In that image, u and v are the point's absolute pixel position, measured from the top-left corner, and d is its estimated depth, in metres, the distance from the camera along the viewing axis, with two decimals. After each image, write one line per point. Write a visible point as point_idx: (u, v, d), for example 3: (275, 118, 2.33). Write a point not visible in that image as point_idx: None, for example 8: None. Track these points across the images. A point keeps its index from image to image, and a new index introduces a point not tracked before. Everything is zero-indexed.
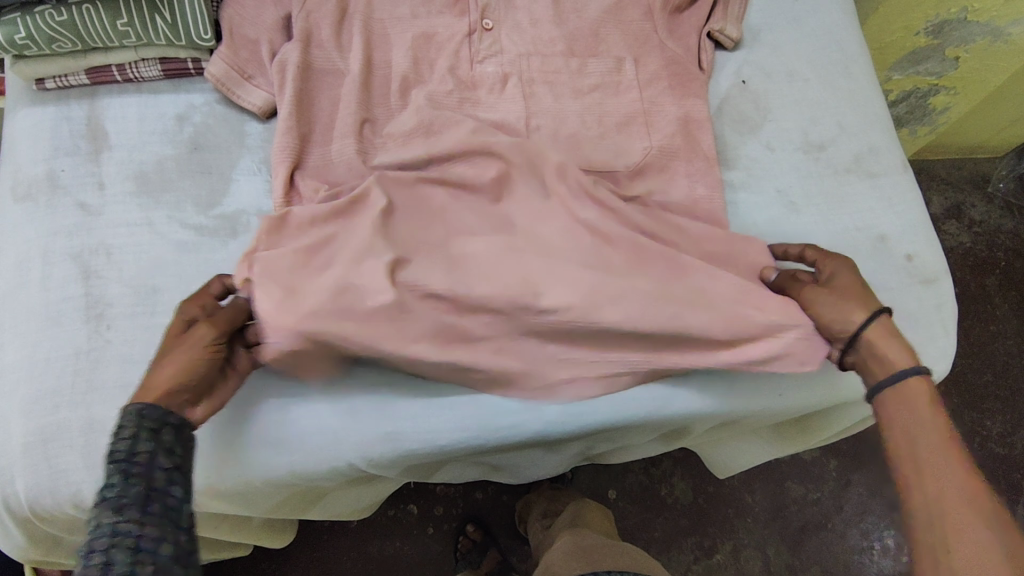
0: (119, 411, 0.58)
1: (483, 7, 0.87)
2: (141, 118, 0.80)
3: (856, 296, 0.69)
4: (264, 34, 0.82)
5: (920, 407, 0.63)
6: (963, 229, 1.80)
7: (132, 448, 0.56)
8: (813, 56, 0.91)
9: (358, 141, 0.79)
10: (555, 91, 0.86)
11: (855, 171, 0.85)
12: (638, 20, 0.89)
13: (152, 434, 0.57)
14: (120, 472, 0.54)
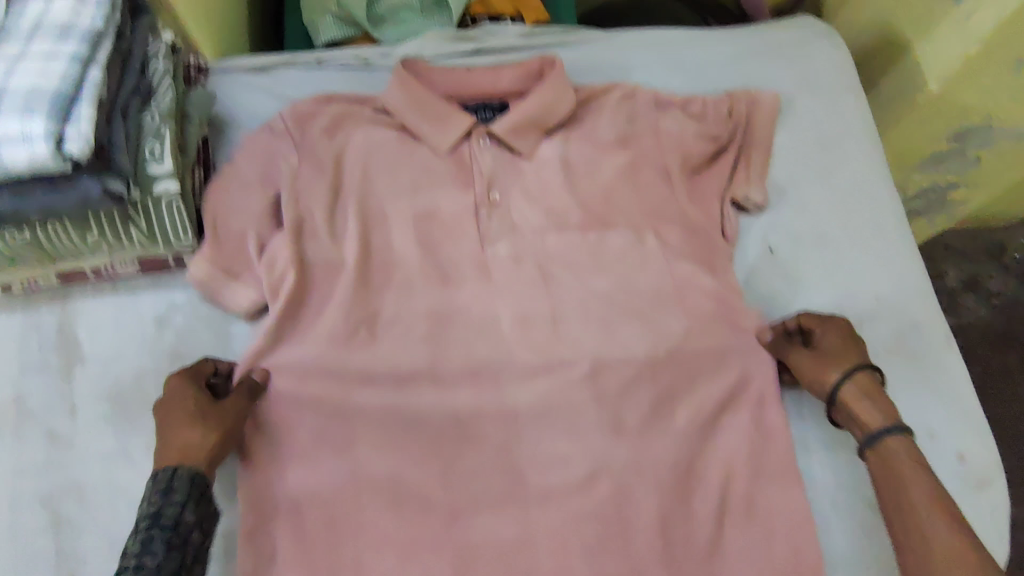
0: (164, 472, 0.60)
1: (489, 176, 0.81)
2: (118, 324, 0.74)
3: (840, 356, 0.70)
4: (251, 227, 0.76)
5: (904, 459, 0.62)
6: (980, 303, 1.72)
7: (178, 513, 0.58)
8: (846, 219, 0.85)
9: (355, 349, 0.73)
10: (568, 270, 0.79)
11: (899, 355, 0.78)
12: (656, 182, 0.82)
13: (191, 505, 0.59)
14: (162, 542, 0.56)
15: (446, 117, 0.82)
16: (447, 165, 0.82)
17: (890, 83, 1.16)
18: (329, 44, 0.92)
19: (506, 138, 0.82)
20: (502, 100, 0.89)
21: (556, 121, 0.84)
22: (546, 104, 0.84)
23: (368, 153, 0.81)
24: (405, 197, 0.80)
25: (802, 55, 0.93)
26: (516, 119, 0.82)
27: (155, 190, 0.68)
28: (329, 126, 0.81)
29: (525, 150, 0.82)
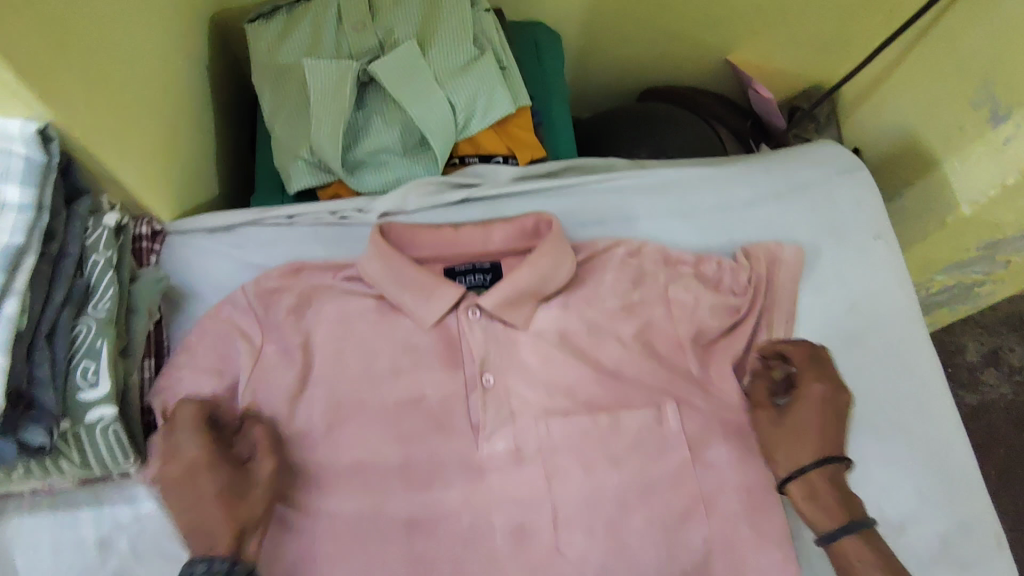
0: (197, 564, 0.57)
1: (482, 358, 0.70)
2: (56, 549, 0.65)
3: (808, 435, 0.69)
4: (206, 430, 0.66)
5: (870, 567, 0.64)
6: (1003, 379, 1.60)
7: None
8: (881, 393, 0.76)
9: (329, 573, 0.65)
10: (569, 463, 0.69)
11: (945, 561, 0.71)
12: (669, 361, 0.74)
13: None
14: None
15: (426, 292, 0.72)
16: (433, 343, 0.72)
17: (914, 195, 1.07)
18: (302, 191, 0.83)
19: (499, 313, 0.72)
20: (494, 259, 0.79)
21: (556, 288, 0.74)
22: (542, 274, 0.73)
23: (341, 328, 0.72)
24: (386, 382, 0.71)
25: (827, 197, 0.84)
26: (509, 291, 0.72)
27: (87, 419, 0.59)
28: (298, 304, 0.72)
29: (518, 322, 0.72)
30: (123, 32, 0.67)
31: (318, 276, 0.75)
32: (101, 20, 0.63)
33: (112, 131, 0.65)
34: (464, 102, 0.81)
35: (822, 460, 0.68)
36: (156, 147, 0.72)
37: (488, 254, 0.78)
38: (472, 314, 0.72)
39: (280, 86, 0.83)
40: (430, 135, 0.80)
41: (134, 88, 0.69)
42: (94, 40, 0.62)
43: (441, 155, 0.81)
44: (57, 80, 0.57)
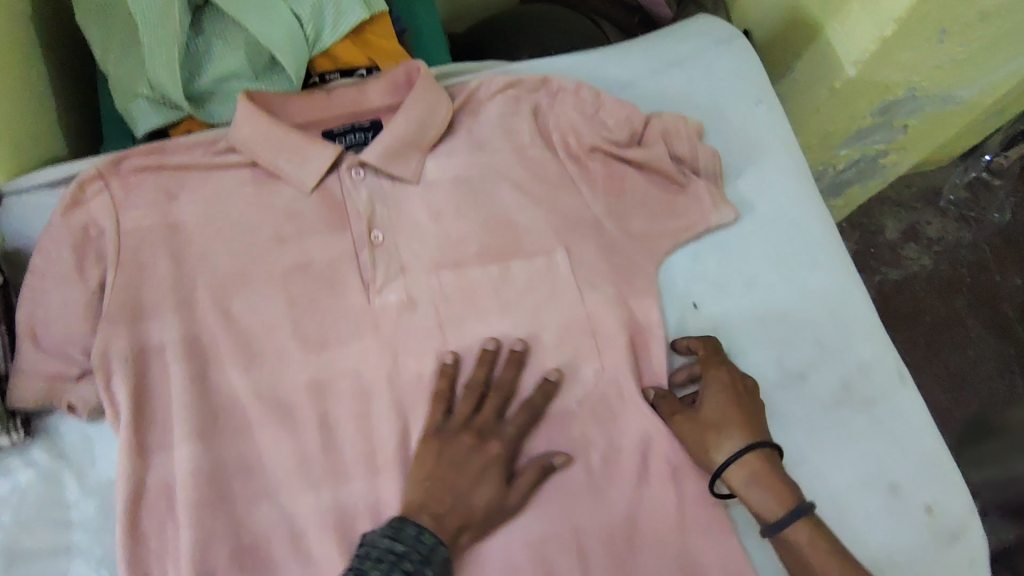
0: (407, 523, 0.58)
1: (368, 215, 0.71)
2: None
3: (727, 426, 0.64)
4: (71, 358, 0.63)
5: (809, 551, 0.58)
6: (922, 251, 1.63)
7: (417, 568, 0.55)
8: (773, 253, 0.75)
9: (232, 485, 0.64)
10: (466, 340, 0.70)
11: (849, 403, 0.70)
12: (555, 209, 0.74)
13: (428, 561, 0.56)
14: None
15: (309, 143, 0.72)
16: (317, 205, 0.72)
17: (805, 67, 1.07)
18: (151, 132, 0.77)
19: (381, 166, 0.72)
20: (374, 117, 0.78)
21: (436, 135, 0.75)
22: (419, 121, 0.74)
23: (214, 211, 0.71)
24: (281, 311, 0.69)
25: (701, 67, 0.83)
26: (390, 142, 0.73)
27: None
28: (168, 194, 0.70)
29: (408, 175, 0.73)
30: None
31: (177, 214, 0.70)
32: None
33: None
34: (309, 11, 0.75)
35: (750, 443, 0.62)
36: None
37: (369, 111, 0.77)
38: (357, 174, 0.73)
39: (107, 19, 0.76)
40: (278, 53, 0.74)
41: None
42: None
43: (296, 74, 0.75)
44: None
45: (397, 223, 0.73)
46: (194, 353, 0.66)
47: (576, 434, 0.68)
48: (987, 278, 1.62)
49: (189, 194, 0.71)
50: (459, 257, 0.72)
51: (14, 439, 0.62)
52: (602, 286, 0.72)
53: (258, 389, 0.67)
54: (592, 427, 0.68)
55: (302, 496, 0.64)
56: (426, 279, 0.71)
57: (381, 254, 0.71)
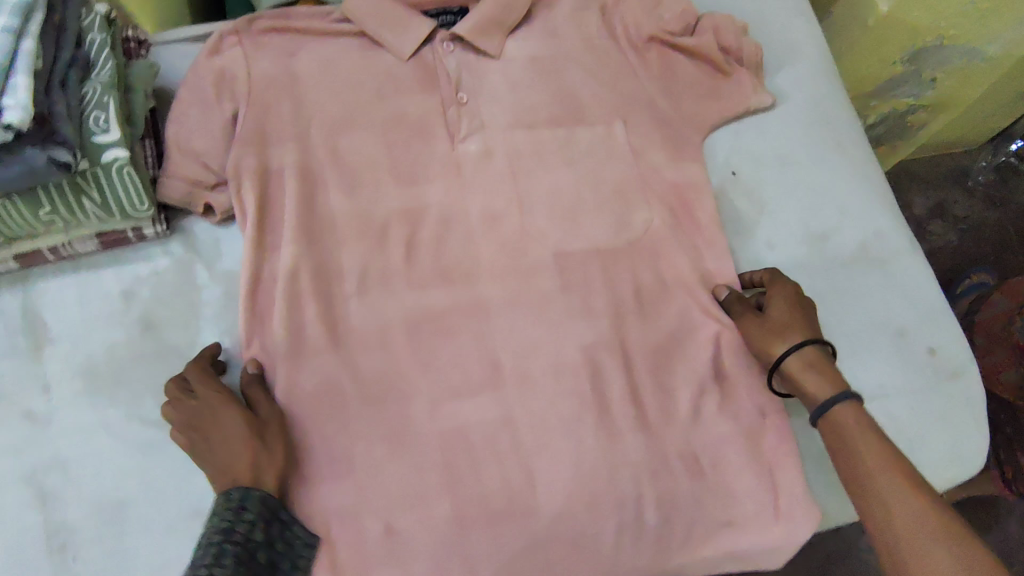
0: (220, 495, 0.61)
1: (456, 80, 0.83)
2: (82, 301, 0.73)
3: (791, 325, 0.69)
4: (207, 170, 0.76)
5: (852, 426, 0.62)
6: (948, 228, 1.68)
7: (243, 524, 0.60)
8: (807, 134, 0.86)
9: (333, 286, 0.75)
10: (535, 188, 0.81)
11: (864, 261, 0.80)
12: (616, 87, 0.85)
13: (255, 513, 0.61)
14: (233, 555, 0.57)
15: (408, 20, 0.84)
16: (412, 71, 0.84)
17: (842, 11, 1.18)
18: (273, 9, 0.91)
19: (469, 40, 0.84)
20: (462, 6, 0.90)
21: (517, 19, 0.86)
22: (503, 5, 0.85)
23: (327, 68, 0.83)
24: (378, 151, 0.81)
25: None
26: (478, 20, 0.84)
27: (104, 159, 0.66)
28: (288, 52, 0.82)
29: (492, 49, 0.84)
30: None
31: (296, 66, 0.82)
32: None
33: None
34: None
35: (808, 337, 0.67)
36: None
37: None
38: (447, 47, 0.84)
39: None
40: None
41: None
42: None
43: None
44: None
45: (480, 89, 0.84)
46: (306, 179, 0.78)
47: (627, 269, 0.78)
48: (1012, 258, 1.63)
49: (307, 53, 0.83)
50: (531, 121, 0.83)
51: (157, 231, 0.74)
52: (655, 153, 0.83)
53: (356, 212, 0.78)
54: (641, 265, 0.78)
55: (390, 300, 0.75)
56: (502, 135, 0.82)
57: (465, 111, 0.82)
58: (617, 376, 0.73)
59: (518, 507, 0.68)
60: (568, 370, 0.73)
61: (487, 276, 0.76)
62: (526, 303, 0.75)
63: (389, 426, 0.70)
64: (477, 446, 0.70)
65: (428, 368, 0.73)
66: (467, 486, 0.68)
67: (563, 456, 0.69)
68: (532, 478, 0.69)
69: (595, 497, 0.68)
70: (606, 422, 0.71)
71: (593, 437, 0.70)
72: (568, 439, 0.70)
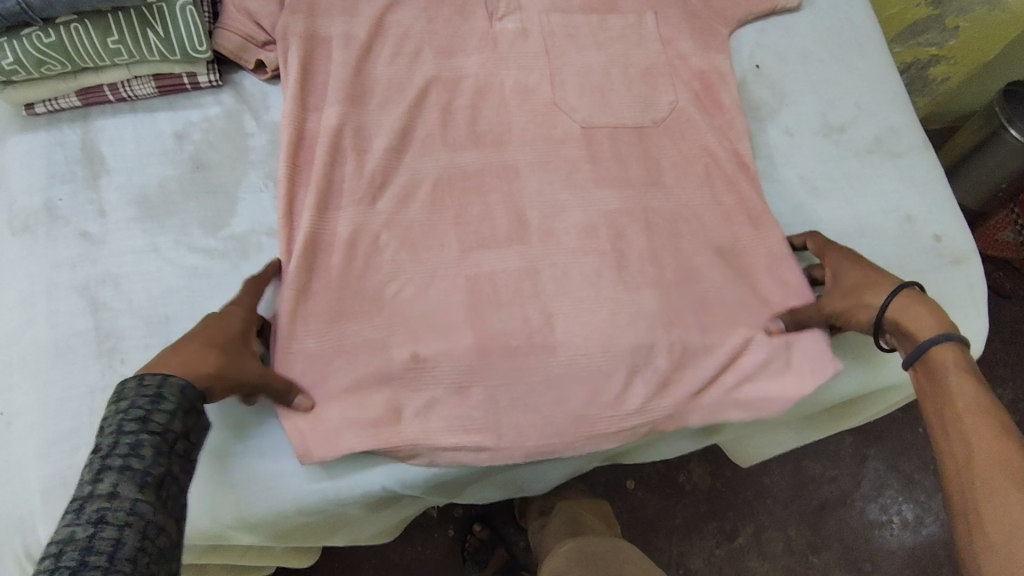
0: (154, 378, 0.56)
1: None
2: (139, 138, 0.77)
3: (874, 277, 0.68)
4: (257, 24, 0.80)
5: (947, 366, 0.60)
6: None
7: (168, 421, 0.55)
8: (830, 36, 0.89)
9: (369, 141, 0.78)
10: (568, 66, 0.84)
11: (877, 153, 0.83)
12: None
13: (188, 411, 0.57)
14: (150, 447, 0.54)
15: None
16: None
17: None
18: None
19: None
20: None
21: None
22: None
23: None
24: (421, 22, 0.84)
25: None
26: None
27: None
28: None
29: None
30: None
31: None
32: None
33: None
34: None
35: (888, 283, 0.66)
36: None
37: None
38: None
39: None
40: None
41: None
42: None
43: None
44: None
45: None
46: (349, 44, 0.82)
47: (651, 145, 0.81)
48: None
49: None
50: (566, 7, 0.87)
51: (211, 81, 0.79)
52: (683, 42, 0.86)
53: (396, 77, 0.82)
54: (665, 144, 0.81)
55: (424, 159, 0.79)
56: (540, 16, 0.85)
57: None
58: (637, 239, 0.76)
59: (536, 347, 0.71)
60: (591, 231, 0.76)
61: (517, 144, 0.80)
62: (553, 170, 0.79)
63: (417, 268, 0.73)
64: (499, 293, 0.73)
65: (456, 221, 0.76)
66: (488, 327, 0.71)
67: (581, 305, 0.73)
68: (550, 324, 0.72)
69: (612, 340, 0.71)
70: (624, 279, 0.74)
71: (611, 291, 0.73)
72: (587, 291, 0.74)
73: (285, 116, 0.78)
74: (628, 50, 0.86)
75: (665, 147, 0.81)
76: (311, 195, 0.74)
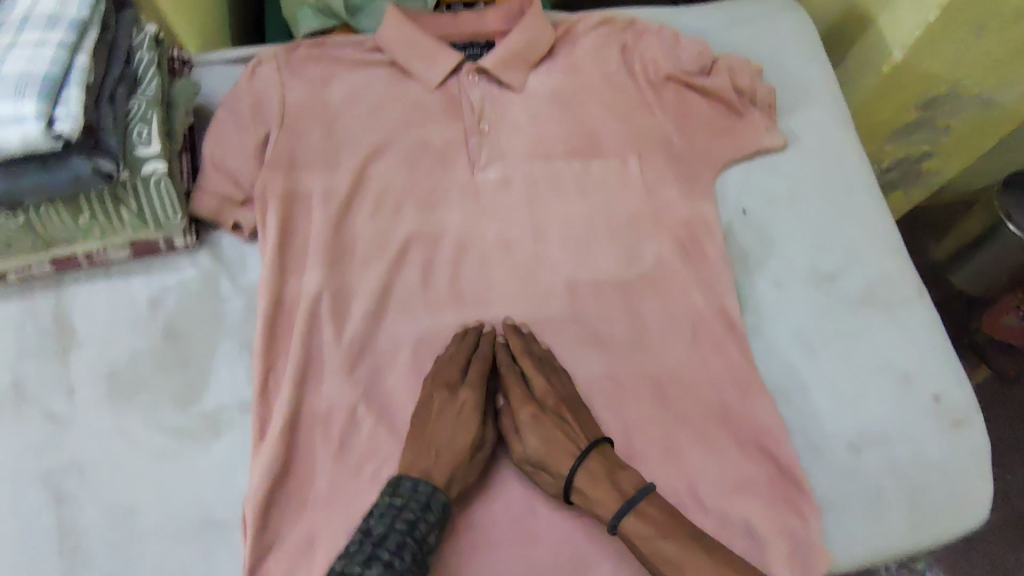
0: (404, 480, 0.62)
1: (479, 112, 0.86)
2: (111, 306, 0.76)
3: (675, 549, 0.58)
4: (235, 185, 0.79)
5: None
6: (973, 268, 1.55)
7: (418, 516, 0.60)
8: (816, 176, 0.88)
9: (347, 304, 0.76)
10: (550, 217, 0.83)
11: (870, 304, 0.81)
12: (634, 123, 0.88)
13: (429, 509, 0.61)
14: (410, 550, 0.58)
15: (436, 52, 0.88)
16: (437, 100, 0.88)
17: (858, 57, 1.21)
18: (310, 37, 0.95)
19: (495, 74, 0.88)
20: (489, 41, 0.95)
21: (541, 54, 0.90)
22: (528, 42, 0.89)
23: (358, 94, 0.87)
24: (403, 177, 0.83)
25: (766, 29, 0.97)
26: (502, 56, 0.88)
27: (142, 171, 0.69)
28: (321, 78, 0.87)
29: (514, 83, 0.88)
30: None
31: (328, 93, 0.86)
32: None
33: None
34: None
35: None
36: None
37: (486, 36, 0.94)
38: (472, 78, 0.88)
39: None
40: None
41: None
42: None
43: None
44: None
45: (502, 120, 0.87)
46: (328, 200, 0.81)
47: (637, 301, 0.79)
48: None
49: (340, 82, 0.87)
50: (549, 153, 0.86)
51: (187, 243, 0.77)
52: (667, 188, 0.85)
53: (376, 234, 0.80)
54: (651, 299, 0.80)
55: (404, 321, 0.77)
56: (521, 166, 0.85)
57: (486, 141, 0.86)
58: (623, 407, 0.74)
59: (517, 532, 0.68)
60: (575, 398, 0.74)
61: (499, 302, 0.78)
62: (536, 330, 0.77)
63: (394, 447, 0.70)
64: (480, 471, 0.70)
65: None
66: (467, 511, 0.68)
67: None
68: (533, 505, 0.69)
69: (596, 523, 0.68)
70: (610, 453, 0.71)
71: None
72: None
73: (263, 280, 0.77)
74: (612, 197, 0.84)
75: (651, 302, 0.80)
76: (287, 368, 0.72)
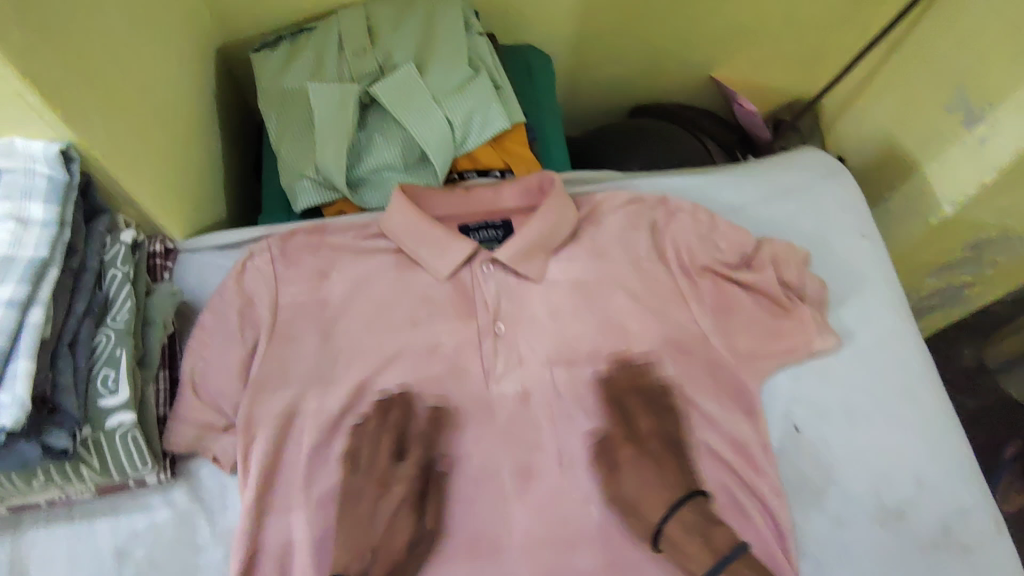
0: None
1: (495, 309, 0.77)
2: (71, 558, 0.66)
3: None
4: (221, 411, 0.70)
5: None
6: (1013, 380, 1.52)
7: None
8: (875, 382, 0.78)
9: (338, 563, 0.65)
10: (576, 437, 0.73)
11: (945, 547, 0.71)
12: (668, 320, 0.78)
13: None
14: None
15: (447, 242, 0.79)
16: (447, 293, 0.79)
17: (900, 201, 1.11)
18: (307, 209, 0.87)
19: (512, 265, 0.79)
20: (505, 217, 0.87)
21: (560, 243, 0.81)
22: (549, 228, 0.80)
23: (359, 288, 0.78)
24: (408, 389, 0.74)
25: (810, 200, 0.88)
26: (520, 245, 0.79)
27: (106, 426, 0.60)
28: (318, 271, 0.78)
29: (533, 274, 0.79)
30: (134, 44, 0.71)
31: (325, 290, 0.77)
32: (114, 31, 0.67)
33: (129, 139, 0.69)
34: (461, 120, 0.85)
35: None
36: (162, 162, 0.75)
37: (501, 212, 0.86)
38: (487, 268, 0.80)
39: (285, 111, 0.88)
40: (431, 152, 0.84)
41: (147, 104, 0.73)
42: (109, 55, 0.66)
43: (440, 171, 0.85)
44: (76, 85, 0.60)
45: (519, 317, 0.78)
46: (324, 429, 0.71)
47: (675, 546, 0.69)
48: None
49: (340, 275, 0.78)
50: (572, 356, 0.77)
51: (160, 479, 0.68)
52: (707, 401, 0.75)
53: (379, 462, 0.71)
54: None
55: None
56: (542, 375, 0.75)
57: (502, 344, 0.76)
58: None
59: None
60: None
61: (518, 549, 0.68)
62: None
63: None
64: None
65: None
66: None
67: None
68: None
69: None
70: None
71: None
72: None
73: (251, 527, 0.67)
74: (644, 413, 0.74)
75: None
76: None
